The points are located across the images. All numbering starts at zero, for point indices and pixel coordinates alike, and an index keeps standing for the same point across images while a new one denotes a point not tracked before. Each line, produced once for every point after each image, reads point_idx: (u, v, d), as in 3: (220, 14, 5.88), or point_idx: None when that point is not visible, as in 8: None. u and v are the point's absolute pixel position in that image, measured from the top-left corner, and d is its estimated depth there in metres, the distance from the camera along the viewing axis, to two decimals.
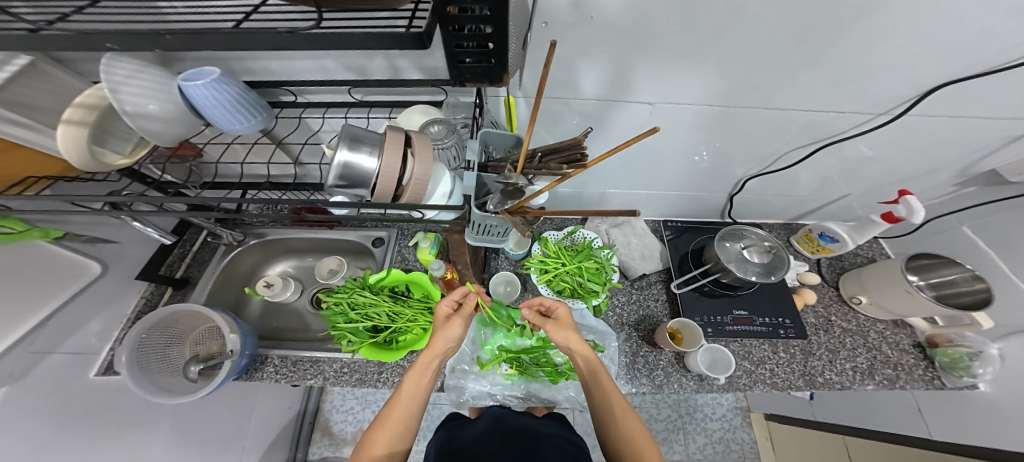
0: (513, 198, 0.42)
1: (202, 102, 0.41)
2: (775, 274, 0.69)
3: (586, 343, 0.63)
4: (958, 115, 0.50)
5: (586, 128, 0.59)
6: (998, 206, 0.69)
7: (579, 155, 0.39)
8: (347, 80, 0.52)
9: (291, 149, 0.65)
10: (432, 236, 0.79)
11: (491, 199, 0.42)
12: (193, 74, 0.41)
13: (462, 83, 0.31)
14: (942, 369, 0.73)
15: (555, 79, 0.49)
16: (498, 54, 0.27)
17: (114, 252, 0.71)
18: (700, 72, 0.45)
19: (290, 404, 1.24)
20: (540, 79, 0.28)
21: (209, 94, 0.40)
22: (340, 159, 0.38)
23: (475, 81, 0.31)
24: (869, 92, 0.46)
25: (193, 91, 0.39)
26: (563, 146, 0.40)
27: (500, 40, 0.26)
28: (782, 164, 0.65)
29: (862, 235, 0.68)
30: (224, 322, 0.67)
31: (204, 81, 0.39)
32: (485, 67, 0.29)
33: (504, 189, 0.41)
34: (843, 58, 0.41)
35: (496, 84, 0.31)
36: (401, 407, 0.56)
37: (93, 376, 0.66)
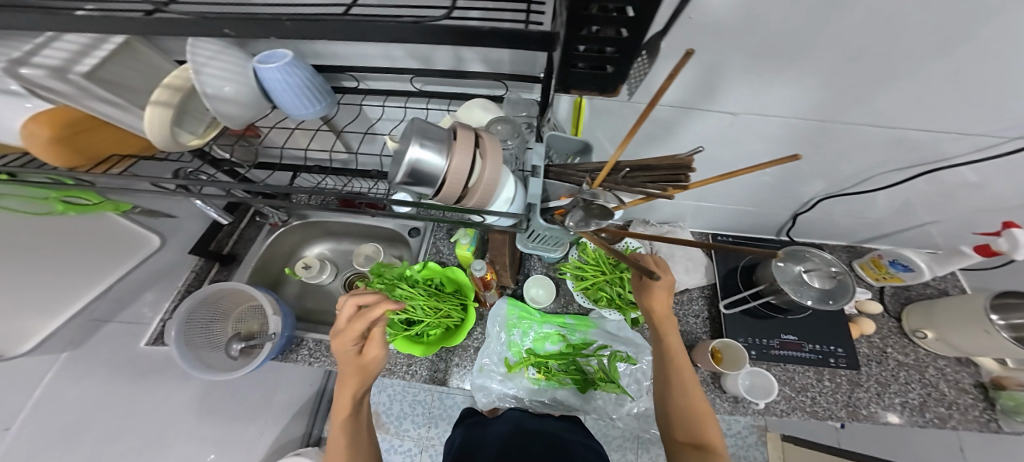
0: (603, 218, 0.37)
1: (274, 86, 0.40)
2: (834, 301, 0.65)
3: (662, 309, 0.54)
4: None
5: (699, 147, 0.57)
6: None
7: (682, 175, 0.32)
8: (412, 69, 0.50)
9: (348, 138, 0.64)
10: (472, 232, 0.77)
11: (570, 214, 0.37)
12: (267, 56, 0.40)
13: (564, 90, 0.28)
14: (1003, 413, 0.68)
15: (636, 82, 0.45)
16: (621, 62, 0.23)
17: (171, 226, 0.72)
18: (811, 79, 0.40)
19: (312, 381, 1.28)
20: (649, 107, 0.23)
21: (282, 77, 0.40)
22: (411, 154, 0.35)
23: (581, 89, 0.28)
24: (999, 111, 0.40)
25: (267, 74, 0.39)
26: (659, 164, 0.34)
27: (627, 48, 0.22)
28: (865, 183, 0.60)
29: (943, 266, 0.63)
30: (269, 303, 0.68)
31: (278, 65, 0.38)
32: (598, 75, 0.25)
33: (588, 207, 0.37)
34: (982, 69, 0.35)
35: (604, 94, 0.28)
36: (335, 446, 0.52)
37: (144, 345, 0.69)
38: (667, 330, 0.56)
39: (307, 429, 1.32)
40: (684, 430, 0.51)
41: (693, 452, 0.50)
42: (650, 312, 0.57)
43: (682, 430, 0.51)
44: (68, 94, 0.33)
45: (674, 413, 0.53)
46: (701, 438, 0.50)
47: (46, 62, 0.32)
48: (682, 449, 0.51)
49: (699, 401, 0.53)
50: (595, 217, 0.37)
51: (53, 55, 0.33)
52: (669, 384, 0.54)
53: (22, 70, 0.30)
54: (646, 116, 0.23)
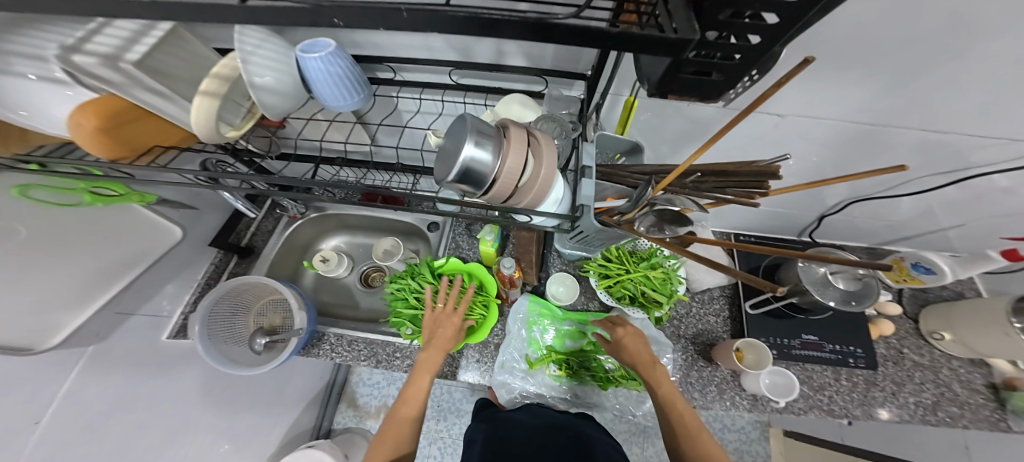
0: (677, 224, 0.34)
1: (316, 76, 0.38)
2: (858, 302, 0.64)
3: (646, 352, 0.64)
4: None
5: (783, 153, 0.55)
6: None
7: (763, 183, 0.33)
8: (452, 61, 0.48)
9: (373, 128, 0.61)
10: (496, 228, 0.76)
11: (640, 220, 0.36)
12: (308, 45, 0.39)
13: (659, 94, 0.26)
14: (1013, 413, 0.69)
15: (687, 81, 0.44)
16: (736, 68, 0.21)
17: (192, 217, 0.70)
18: (863, 81, 0.40)
19: (322, 374, 1.28)
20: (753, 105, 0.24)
21: (323, 68, 0.38)
22: (465, 154, 0.34)
23: (679, 95, 0.25)
24: None
25: (308, 64, 0.37)
26: (736, 170, 0.34)
27: (749, 54, 0.20)
28: (900, 188, 0.60)
29: (969, 269, 0.60)
30: (295, 299, 0.67)
31: (320, 54, 0.37)
32: (702, 82, 0.23)
33: (664, 214, 0.35)
34: None
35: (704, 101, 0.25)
36: (408, 406, 0.59)
37: (165, 339, 0.67)
38: (657, 377, 0.63)
39: (319, 420, 1.33)
40: None
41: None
42: (632, 360, 0.66)
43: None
44: (117, 83, 0.32)
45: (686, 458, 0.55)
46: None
47: (97, 49, 0.31)
48: None
49: (707, 441, 0.55)
50: (669, 222, 0.34)
51: (104, 42, 0.32)
52: (673, 432, 0.57)
53: (75, 58, 0.29)
54: (728, 127, 0.27)
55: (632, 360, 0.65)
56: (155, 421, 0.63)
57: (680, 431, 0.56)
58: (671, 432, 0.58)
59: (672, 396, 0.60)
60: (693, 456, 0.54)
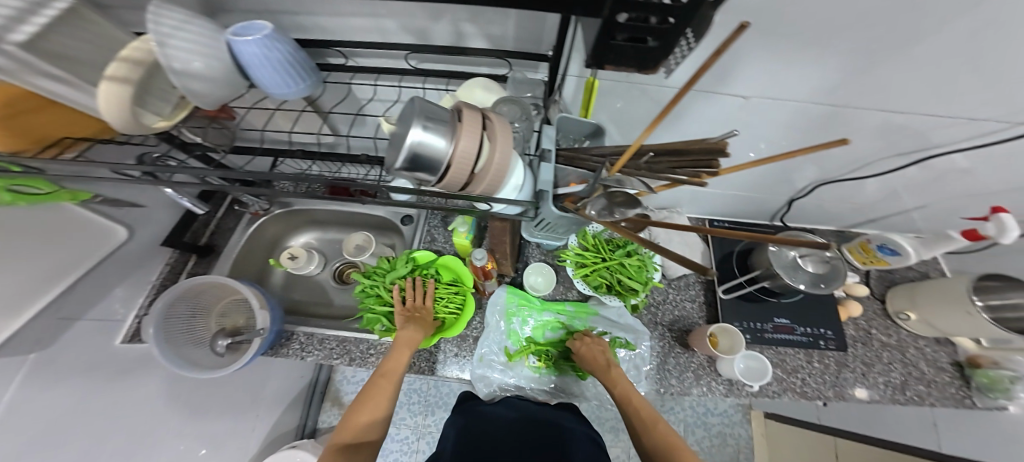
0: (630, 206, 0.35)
1: (252, 61, 0.34)
2: (826, 285, 0.65)
3: (606, 358, 0.69)
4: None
5: (730, 130, 0.54)
6: None
7: (713, 162, 0.32)
8: (406, 44, 0.45)
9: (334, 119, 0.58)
10: (471, 219, 0.74)
11: (591, 202, 0.35)
12: (243, 27, 0.34)
13: (598, 64, 0.25)
14: (976, 389, 0.71)
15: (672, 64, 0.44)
16: (667, 36, 0.20)
17: (139, 216, 0.67)
18: (821, 61, 0.39)
19: (303, 374, 1.25)
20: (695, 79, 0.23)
21: (260, 53, 0.34)
22: (413, 138, 0.32)
23: (617, 64, 0.25)
24: (1014, 97, 0.40)
25: (241, 49, 0.33)
26: (688, 149, 0.32)
27: (679, 20, 0.19)
28: (863, 171, 0.60)
29: (932, 249, 0.60)
30: (255, 298, 0.64)
31: (254, 37, 0.33)
32: (638, 48, 0.22)
33: (614, 197, 0.34)
34: (998, 52, 0.35)
35: (643, 70, 0.25)
36: (387, 379, 0.59)
37: (119, 343, 0.65)
38: (614, 378, 0.67)
39: (303, 418, 1.31)
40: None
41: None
42: (593, 366, 0.70)
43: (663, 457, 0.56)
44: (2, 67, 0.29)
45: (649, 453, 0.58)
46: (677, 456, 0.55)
47: None
48: None
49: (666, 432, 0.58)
50: (620, 205, 0.34)
51: None
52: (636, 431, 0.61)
53: None
54: (675, 102, 0.26)
55: (591, 364, 0.70)
56: (121, 426, 0.61)
57: (641, 427, 0.60)
58: (635, 430, 0.61)
59: (631, 393, 0.65)
60: (657, 448, 0.57)
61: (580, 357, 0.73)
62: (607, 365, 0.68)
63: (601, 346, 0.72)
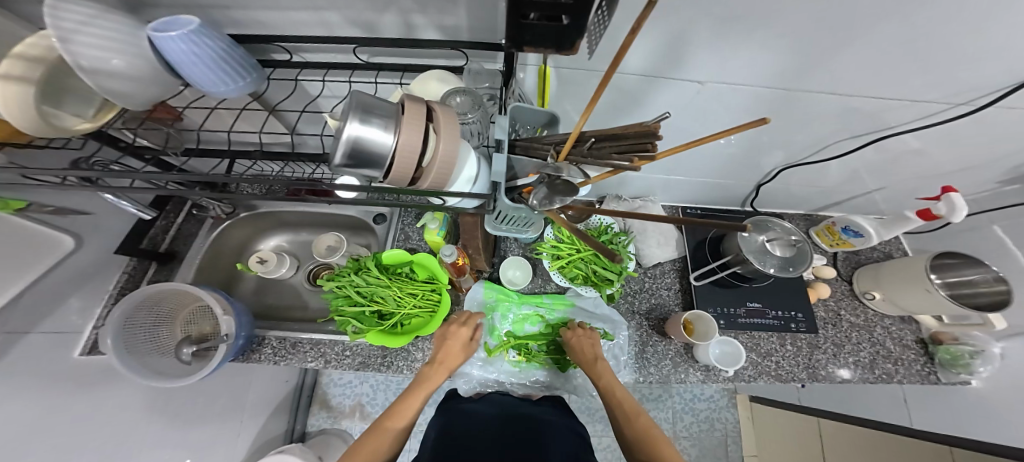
0: (565, 194, 0.32)
1: (181, 58, 0.32)
2: (795, 268, 0.67)
3: (595, 353, 0.69)
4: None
5: (664, 113, 0.57)
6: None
7: (649, 144, 0.33)
8: (353, 38, 0.44)
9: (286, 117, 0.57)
10: (441, 216, 0.71)
11: (534, 190, 0.33)
12: (165, 23, 0.32)
13: (519, 46, 0.25)
14: (940, 365, 0.73)
15: (608, 48, 0.44)
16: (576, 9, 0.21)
17: (88, 224, 0.63)
18: (768, 47, 0.40)
19: (287, 378, 1.24)
20: (619, 57, 0.22)
21: (189, 49, 0.32)
22: (349, 133, 0.31)
23: (536, 44, 0.25)
24: (957, 78, 0.41)
25: (167, 46, 0.31)
26: (625, 132, 0.34)
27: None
28: (824, 155, 0.62)
29: (890, 231, 0.62)
30: (217, 302, 0.62)
31: (178, 31, 0.30)
32: (554, 27, 0.22)
33: (552, 183, 0.32)
34: (934, 37, 0.36)
35: (561, 51, 0.25)
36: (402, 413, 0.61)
37: (78, 356, 0.62)
38: (600, 371, 0.67)
39: (290, 424, 1.29)
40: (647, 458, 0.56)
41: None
42: (581, 358, 0.70)
43: (644, 453, 0.57)
44: None
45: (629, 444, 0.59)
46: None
47: None
48: None
49: (648, 428, 0.59)
50: (560, 193, 0.32)
51: None
52: (616, 421, 0.62)
53: None
54: (603, 82, 0.26)
55: (580, 357, 0.70)
56: (85, 441, 0.59)
57: (623, 419, 0.61)
58: (617, 420, 0.62)
59: (618, 391, 0.64)
60: (635, 438, 0.59)
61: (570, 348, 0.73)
62: (595, 358, 0.68)
63: (593, 339, 0.72)
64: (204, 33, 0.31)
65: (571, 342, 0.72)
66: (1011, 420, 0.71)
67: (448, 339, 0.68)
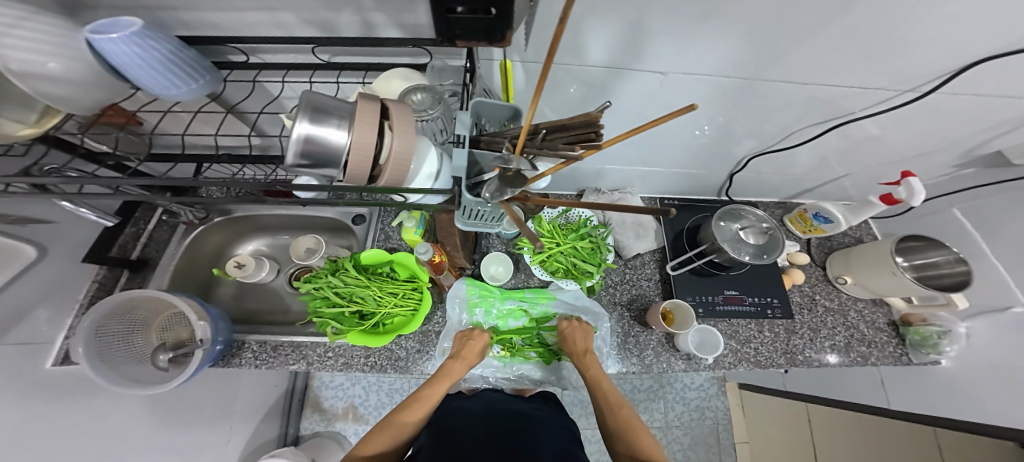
0: (515, 185, 0.34)
1: (123, 60, 0.32)
2: (768, 255, 0.69)
3: (585, 344, 0.69)
4: (983, 94, 0.50)
5: (603, 102, 0.58)
6: (990, 189, 0.74)
7: (593, 132, 0.36)
8: (311, 38, 0.44)
9: (247, 118, 0.56)
10: (418, 214, 0.71)
11: (486, 185, 0.35)
12: (104, 25, 0.31)
13: (451, 39, 0.26)
14: (910, 346, 0.75)
15: (542, 37, 0.44)
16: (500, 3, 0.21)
17: (51, 232, 0.61)
18: (721, 35, 0.41)
19: (276, 383, 1.23)
20: (550, 48, 0.23)
21: (131, 52, 0.31)
22: (302, 132, 0.31)
23: (466, 37, 0.26)
24: (899, 65, 0.45)
25: (106, 48, 0.30)
26: (571, 123, 0.35)
27: None
28: (788, 143, 0.66)
29: (858, 215, 0.69)
30: (191, 308, 0.62)
31: (119, 35, 0.30)
32: (482, 19, 0.23)
33: (503, 174, 0.34)
34: (867, 24, 0.39)
35: (494, 43, 0.26)
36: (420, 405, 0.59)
37: (50, 367, 0.61)
38: (588, 362, 0.67)
39: (281, 428, 1.29)
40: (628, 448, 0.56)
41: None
42: (571, 349, 0.71)
43: (623, 444, 0.57)
44: None
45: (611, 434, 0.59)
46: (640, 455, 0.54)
47: None
48: None
49: (630, 418, 0.58)
50: (507, 184, 0.34)
51: None
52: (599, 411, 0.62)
53: None
54: (545, 69, 0.25)
55: (571, 349, 0.71)
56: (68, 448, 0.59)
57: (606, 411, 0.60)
58: (600, 409, 0.62)
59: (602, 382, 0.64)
60: (616, 428, 0.58)
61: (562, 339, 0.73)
62: (585, 349, 0.69)
63: (586, 330, 0.72)
64: (147, 36, 0.30)
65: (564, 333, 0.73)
66: (980, 394, 0.74)
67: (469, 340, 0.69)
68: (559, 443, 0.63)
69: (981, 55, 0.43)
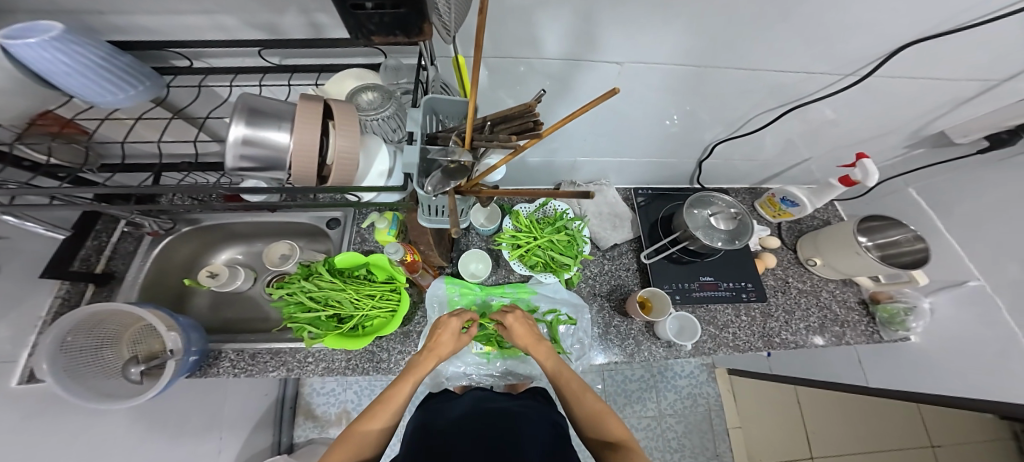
0: (456, 177, 0.38)
1: (46, 67, 0.33)
2: (740, 240, 0.72)
3: (534, 334, 0.67)
4: (913, 77, 0.55)
5: (540, 90, 0.57)
6: (941, 168, 0.81)
7: (532, 122, 0.36)
8: (256, 41, 0.45)
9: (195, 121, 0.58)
10: (389, 215, 0.73)
11: (429, 178, 0.38)
12: (22, 30, 0.33)
13: (367, 34, 0.26)
14: (881, 324, 0.77)
15: (467, 32, 0.44)
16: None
17: (8, 248, 0.60)
18: (670, 26, 0.42)
19: (265, 392, 1.22)
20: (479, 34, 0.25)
21: (52, 57, 0.33)
22: (237, 135, 0.31)
23: (385, 33, 0.26)
24: (840, 50, 0.48)
25: (22, 52, 0.31)
26: (513, 113, 0.36)
27: None
28: (751, 127, 0.69)
29: (821, 198, 0.74)
30: (158, 320, 0.61)
31: (37, 39, 0.31)
32: (393, 14, 0.23)
33: (446, 168, 0.38)
34: (812, 13, 0.41)
35: (412, 36, 0.27)
36: (385, 409, 0.56)
37: (15, 385, 0.59)
38: (542, 352, 0.66)
39: (274, 436, 1.28)
40: (597, 431, 0.56)
41: (609, 450, 0.53)
42: (519, 341, 0.68)
43: (593, 429, 0.56)
44: None
45: (580, 419, 0.58)
46: (611, 438, 0.54)
47: None
48: (597, 447, 0.56)
49: (597, 404, 0.58)
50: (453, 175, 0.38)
51: None
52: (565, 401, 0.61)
53: None
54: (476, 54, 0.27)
55: (520, 342, 0.67)
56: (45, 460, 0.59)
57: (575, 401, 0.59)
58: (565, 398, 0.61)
59: (562, 370, 0.63)
60: (584, 415, 0.58)
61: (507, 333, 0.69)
62: (536, 339, 0.67)
63: (526, 321, 0.69)
64: (67, 42, 0.32)
65: (508, 327, 0.69)
66: (957, 367, 0.75)
67: (436, 330, 0.66)
68: (549, 446, 0.61)
69: (904, 39, 0.47)
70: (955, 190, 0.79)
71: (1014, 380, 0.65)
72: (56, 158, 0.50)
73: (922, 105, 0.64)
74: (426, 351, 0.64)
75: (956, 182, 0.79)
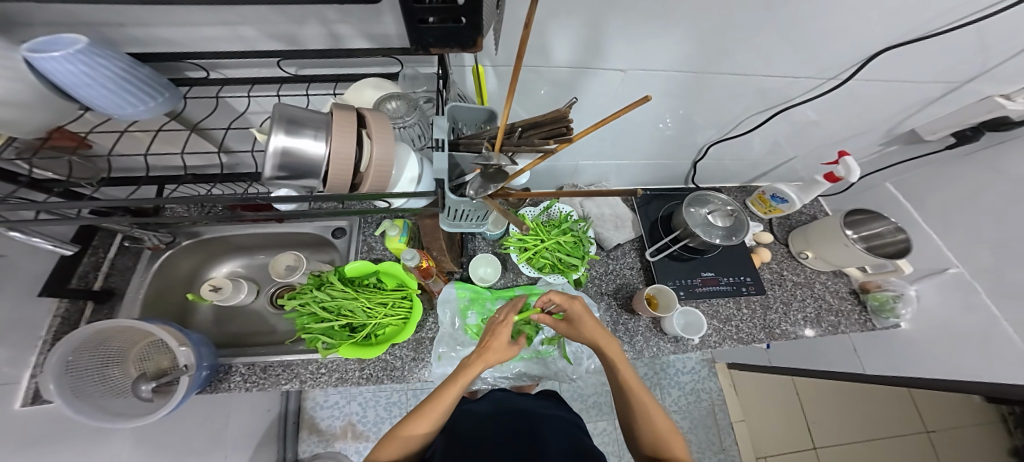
0: (496, 180, 0.39)
1: (69, 80, 0.34)
2: (736, 237, 0.75)
3: (599, 326, 0.65)
4: (888, 80, 0.60)
5: (571, 97, 0.59)
6: (912, 164, 0.87)
7: (564, 127, 0.37)
8: (276, 52, 0.46)
9: (209, 133, 0.58)
10: (401, 222, 0.74)
11: (470, 183, 0.39)
12: (45, 43, 0.33)
13: (425, 47, 0.28)
14: (872, 312, 0.82)
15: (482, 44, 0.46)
16: (469, 12, 0.23)
17: (5, 267, 0.57)
18: (670, 33, 0.45)
19: (267, 408, 1.19)
20: (519, 49, 0.25)
21: (73, 69, 0.33)
22: (278, 145, 0.31)
23: (442, 46, 0.28)
24: (821, 56, 0.52)
25: (47, 65, 0.32)
26: (545, 120, 0.38)
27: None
28: (743, 129, 0.73)
29: (809, 194, 0.78)
30: (170, 336, 0.60)
31: (61, 52, 0.31)
32: (454, 27, 0.25)
33: (484, 172, 0.39)
34: (800, 20, 0.44)
35: (467, 49, 0.28)
36: (429, 418, 0.54)
37: (20, 407, 0.57)
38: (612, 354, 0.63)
39: (279, 454, 1.25)
40: (653, 445, 0.57)
41: None
42: (588, 336, 0.65)
43: (652, 447, 0.56)
44: None
45: (636, 429, 0.59)
46: (666, 456, 0.55)
47: None
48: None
49: (659, 420, 0.57)
50: (489, 180, 0.39)
51: None
52: (626, 407, 0.60)
53: None
54: (513, 73, 0.28)
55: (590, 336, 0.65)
56: None
57: (641, 415, 0.58)
58: (623, 402, 0.61)
59: (631, 380, 0.60)
60: (642, 429, 0.58)
61: (573, 322, 0.66)
62: (604, 334, 0.65)
63: (590, 317, 0.66)
64: (88, 52, 0.32)
65: (575, 315, 0.66)
66: (946, 349, 0.80)
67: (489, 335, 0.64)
68: (573, 443, 0.61)
69: (880, 46, 0.51)
70: (928, 183, 0.85)
71: (1001, 359, 0.70)
72: (73, 175, 0.49)
73: (897, 104, 0.69)
74: (479, 355, 0.62)
75: (930, 176, 0.84)
